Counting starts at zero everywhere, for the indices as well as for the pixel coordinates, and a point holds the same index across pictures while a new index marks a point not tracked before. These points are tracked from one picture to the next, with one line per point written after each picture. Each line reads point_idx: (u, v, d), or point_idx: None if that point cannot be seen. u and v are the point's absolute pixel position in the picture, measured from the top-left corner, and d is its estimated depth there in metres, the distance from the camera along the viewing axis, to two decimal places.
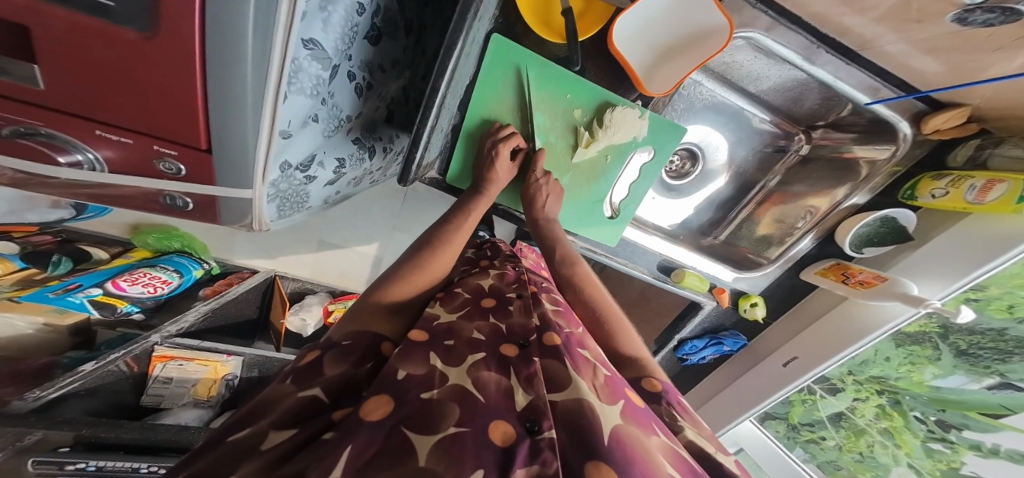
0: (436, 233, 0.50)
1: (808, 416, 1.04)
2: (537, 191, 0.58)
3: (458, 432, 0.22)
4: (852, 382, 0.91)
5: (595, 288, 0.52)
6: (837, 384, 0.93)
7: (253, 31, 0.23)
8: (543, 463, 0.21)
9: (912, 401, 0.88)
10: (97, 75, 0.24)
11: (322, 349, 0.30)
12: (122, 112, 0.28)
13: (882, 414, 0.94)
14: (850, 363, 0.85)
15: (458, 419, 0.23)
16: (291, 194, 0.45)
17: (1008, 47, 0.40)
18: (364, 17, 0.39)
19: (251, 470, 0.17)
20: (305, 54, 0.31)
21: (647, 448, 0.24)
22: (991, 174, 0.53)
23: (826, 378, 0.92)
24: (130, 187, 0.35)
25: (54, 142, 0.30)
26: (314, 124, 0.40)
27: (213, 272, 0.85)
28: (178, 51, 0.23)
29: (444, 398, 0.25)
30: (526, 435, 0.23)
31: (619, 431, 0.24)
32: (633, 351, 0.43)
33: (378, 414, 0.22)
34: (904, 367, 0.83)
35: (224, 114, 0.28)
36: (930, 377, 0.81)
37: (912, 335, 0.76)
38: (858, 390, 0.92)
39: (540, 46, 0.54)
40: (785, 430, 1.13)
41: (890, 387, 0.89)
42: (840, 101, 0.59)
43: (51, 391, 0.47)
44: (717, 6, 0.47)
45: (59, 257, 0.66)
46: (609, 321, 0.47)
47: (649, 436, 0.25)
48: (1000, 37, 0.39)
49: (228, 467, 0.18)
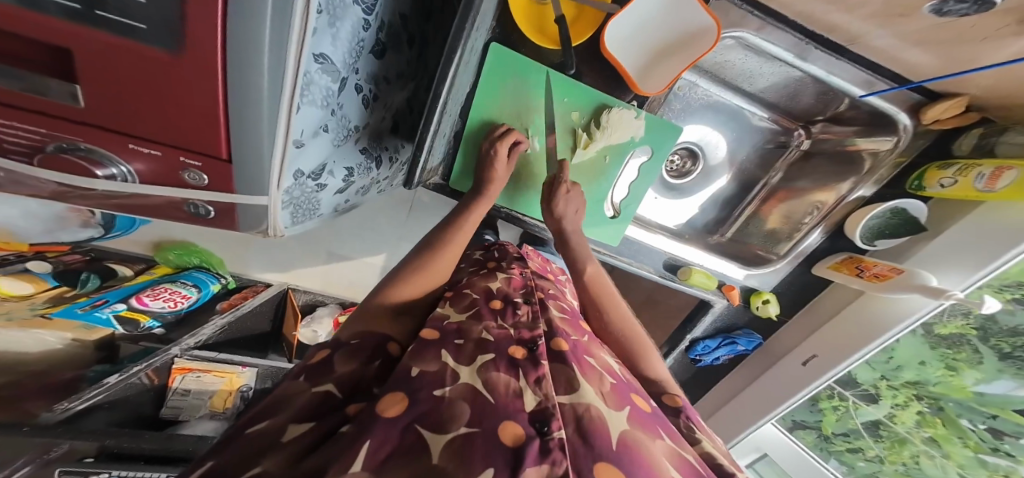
0: (435, 236, 0.51)
1: (841, 424, 1.00)
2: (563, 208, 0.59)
3: (468, 433, 0.22)
4: (886, 388, 0.88)
5: (614, 304, 0.53)
6: (870, 390, 0.90)
7: (269, 46, 0.25)
8: (552, 463, 0.21)
9: (957, 408, 0.83)
10: (132, 91, 0.27)
11: (331, 348, 0.31)
12: (153, 126, 0.30)
13: (924, 422, 0.89)
14: (882, 366, 0.83)
15: (468, 420, 0.24)
16: (304, 202, 0.47)
17: (993, 37, 0.40)
18: (369, 32, 0.42)
19: (274, 462, 0.18)
20: (316, 68, 0.34)
21: (652, 454, 0.25)
22: (1000, 162, 0.51)
23: (856, 382, 0.88)
24: (158, 197, 0.38)
25: (90, 156, 0.32)
26: (325, 135, 0.42)
27: (229, 287, 0.88)
28: (202, 67, 0.25)
29: (454, 397, 0.26)
30: (536, 436, 0.24)
31: (627, 435, 0.26)
32: (655, 374, 0.44)
33: (393, 412, 0.23)
34: (941, 372, 0.80)
35: (243, 123, 0.30)
36: (972, 382, 0.78)
37: (949, 337, 0.75)
38: (895, 396, 0.88)
39: (537, 53, 0.56)
40: (815, 440, 1.07)
41: (929, 393, 0.85)
42: (836, 95, 0.59)
43: (77, 402, 0.50)
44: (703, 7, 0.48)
45: (88, 274, 0.71)
46: (630, 338, 0.48)
47: (653, 440, 0.27)
48: (982, 27, 0.39)
49: (258, 456, 0.19)
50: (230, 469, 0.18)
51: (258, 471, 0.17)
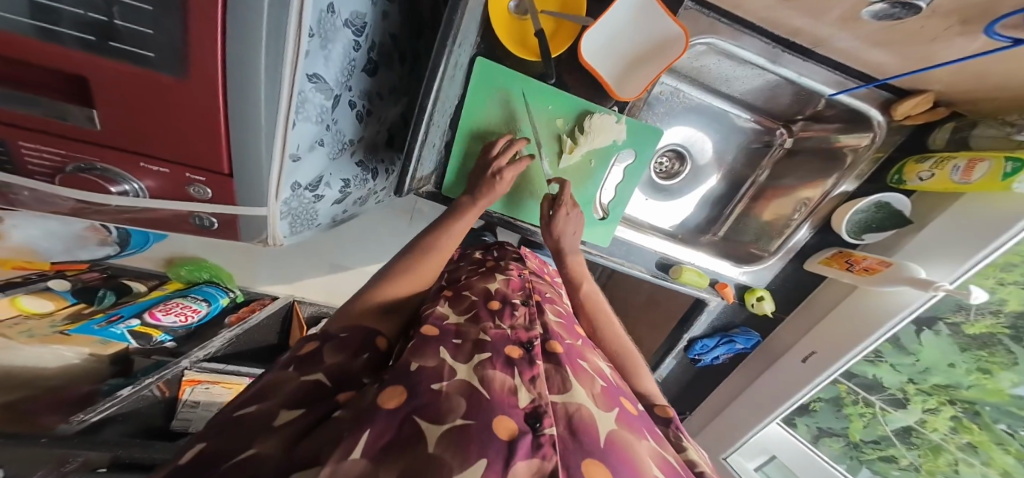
0: (419, 242, 0.51)
1: (869, 431, 0.93)
2: (563, 226, 0.57)
3: (463, 424, 0.23)
4: (915, 392, 0.83)
5: (606, 320, 0.54)
6: (896, 394, 0.85)
7: (266, 71, 0.28)
8: (543, 457, 0.23)
9: (995, 412, 0.75)
10: (144, 114, 0.30)
11: (320, 341, 0.33)
12: (163, 146, 0.33)
13: (960, 428, 0.80)
14: (908, 369, 0.81)
15: (464, 412, 0.25)
16: (302, 213, 0.50)
17: (943, 37, 0.40)
18: (360, 53, 0.45)
19: (271, 445, 0.20)
20: (310, 87, 0.36)
21: (637, 452, 0.26)
22: (973, 154, 0.53)
23: (882, 386, 0.86)
24: (167, 211, 0.40)
25: (106, 175, 0.35)
26: (320, 149, 0.45)
27: (237, 300, 0.91)
28: (205, 90, 0.28)
29: (451, 391, 0.27)
30: (528, 431, 0.25)
31: (614, 435, 0.27)
32: (644, 390, 0.45)
33: (394, 402, 0.24)
34: (974, 375, 0.75)
35: (243, 140, 0.33)
36: (1009, 385, 0.72)
37: (977, 337, 0.72)
38: (924, 401, 0.82)
39: (521, 66, 0.59)
40: (843, 447, 0.97)
41: (962, 398, 0.78)
42: (811, 96, 0.61)
43: (93, 414, 0.52)
44: (671, 18, 0.51)
45: (104, 291, 0.75)
46: (622, 357, 0.48)
47: (639, 440, 0.28)
48: (930, 28, 0.39)
49: (243, 441, 0.20)
50: (222, 451, 0.19)
51: (255, 452, 0.19)
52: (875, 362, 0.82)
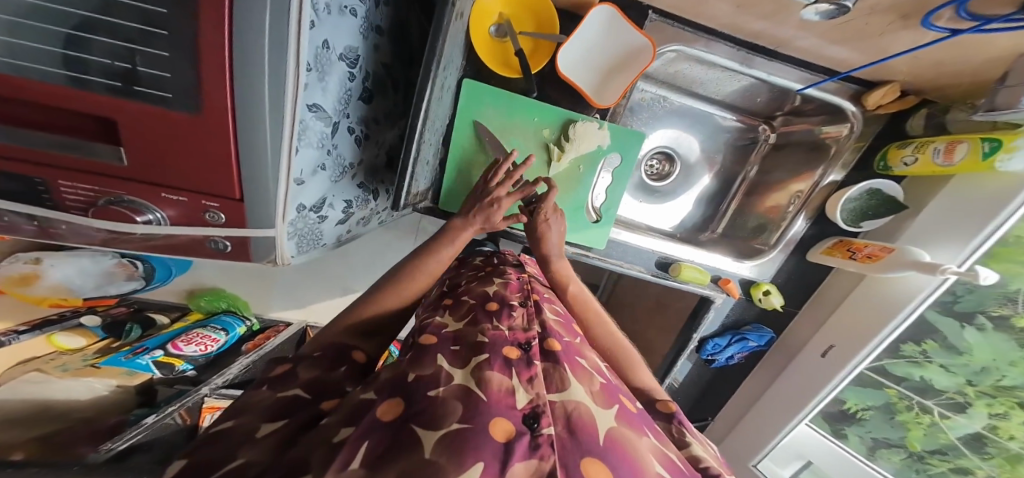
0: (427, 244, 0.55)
1: (930, 439, 0.81)
2: (546, 232, 0.58)
3: (460, 428, 0.23)
4: (976, 394, 0.74)
5: (603, 323, 0.53)
6: (955, 398, 0.76)
7: (269, 104, 0.31)
8: (540, 458, 0.22)
9: None
10: (165, 148, 0.34)
11: (291, 362, 0.34)
12: (181, 177, 0.37)
13: None
14: (961, 368, 0.74)
15: (461, 416, 0.24)
16: (308, 233, 0.53)
17: (889, 31, 0.42)
18: (355, 83, 0.49)
19: (260, 448, 0.21)
20: (311, 116, 0.40)
21: (636, 449, 0.26)
22: (951, 136, 0.55)
23: (936, 389, 0.78)
24: (186, 237, 0.44)
25: (133, 206, 0.39)
26: (323, 173, 0.48)
27: (254, 328, 0.95)
28: (217, 124, 0.32)
29: (447, 397, 0.27)
30: (526, 432, 0.25)
31: (613, 431, 0.27)
32: (643, 383, 0.45)
33: (391, 416, 0.24)
34: None
35: (251, 167, 0.36)
36: None
37: None
38: (991, 404, 0.73)
39: (505, 84, 0.64)
40: (906, 460, 0.85)
41: None
42: (782, 94, 0.65)
43: (119, 443, 0.54)
44: (635, 28, 0.55)
45: (132, 325, 0.81)
46: (620, 357, 0.48)
47: (639, 437, 0.28)
48: (874, 24, 0.42)
49: (233, 448, 0.21)
50: (215, 455, 0.21)
51: (238, 462, 0.20)
52: (921, 363, 0.77)
